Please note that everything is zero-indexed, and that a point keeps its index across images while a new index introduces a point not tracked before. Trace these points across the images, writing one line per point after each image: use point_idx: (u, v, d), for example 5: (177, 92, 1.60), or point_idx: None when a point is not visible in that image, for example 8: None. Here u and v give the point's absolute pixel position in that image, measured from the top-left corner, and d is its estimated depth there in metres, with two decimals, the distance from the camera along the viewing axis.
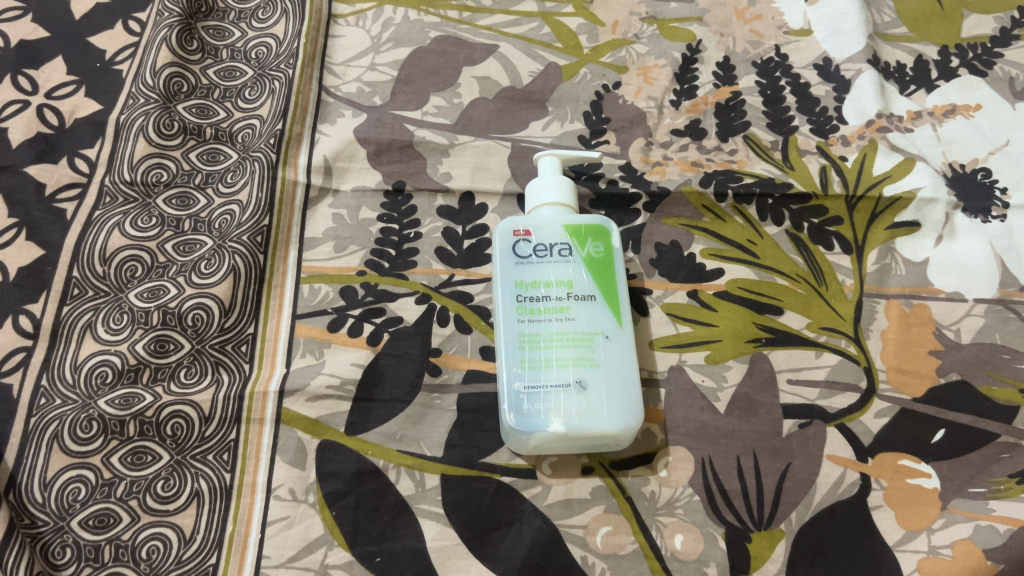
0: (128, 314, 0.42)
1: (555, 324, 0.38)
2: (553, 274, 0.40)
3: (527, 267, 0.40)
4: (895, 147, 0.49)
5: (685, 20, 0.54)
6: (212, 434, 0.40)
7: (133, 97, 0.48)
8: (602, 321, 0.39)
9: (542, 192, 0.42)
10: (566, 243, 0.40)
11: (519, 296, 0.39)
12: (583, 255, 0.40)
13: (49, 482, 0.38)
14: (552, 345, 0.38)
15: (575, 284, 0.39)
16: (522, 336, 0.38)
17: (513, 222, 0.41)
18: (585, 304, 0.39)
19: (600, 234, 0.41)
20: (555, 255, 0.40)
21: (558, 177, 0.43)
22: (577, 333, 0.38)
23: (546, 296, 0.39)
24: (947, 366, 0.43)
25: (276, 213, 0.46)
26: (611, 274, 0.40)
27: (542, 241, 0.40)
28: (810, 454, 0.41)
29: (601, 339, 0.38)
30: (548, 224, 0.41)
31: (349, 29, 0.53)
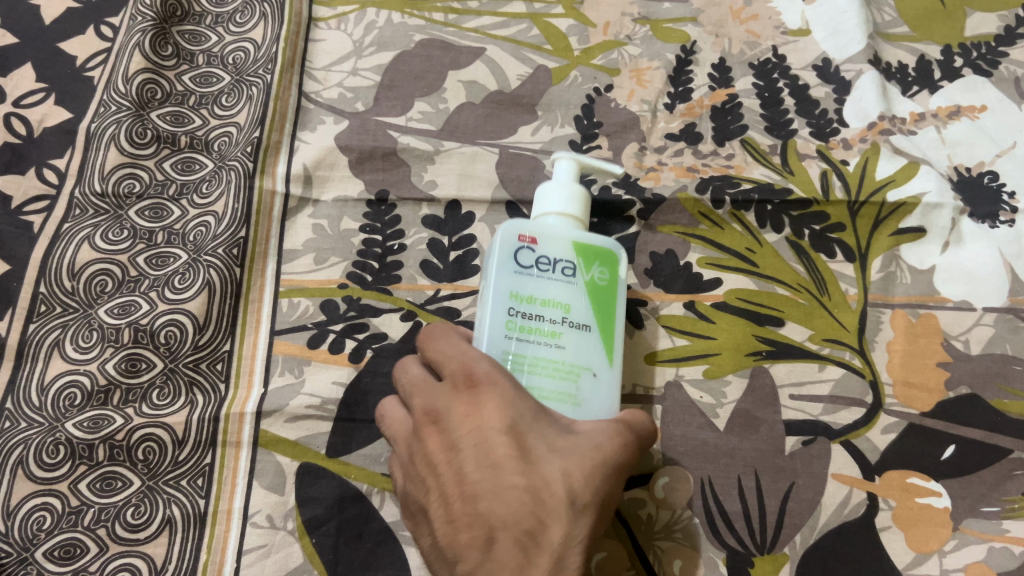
0: (97, 331, 0.40)
1: (543, 350, 0.34)
2: (553, 292, 0.34)
3: (526, 277, 0.34)
4: (898, 150, 0.47)
5: (679, 20, 0.51)
6: (186, 458, 0.38)
7: (104, 105, 0.46)
8: (593, 357, 0.34)
9: (554, 201, 0.37)
10: (573, 261, 0.35)
11: (511, 309, 0.34)
12: (587, 279, 0.35)
13: (12, 510, 0.37)
14: (538, 375, 0.33)
15: (573, 310, 0.34)
16: (505, 358, 0.33)
17: (517, 223, 0.35)
18: (579, 333, 0.34)
19: (608, 259, 0.36)
20: (558, 272, 0.35)
21: (574, 187, 0.37)
22: (566, 366, 0.34)
23: (542, 316, 0.34)
24: (956, 378, 0.42)
25: (254, 224, 0.44)
26: (612, 306, 0.35)
27: (547, 252, 0.35)
28: (814, 473, 0.40)
29: (589, 376, 0.34)
30: (554, 237, 0.35)
31: (331, 33, 0.50)
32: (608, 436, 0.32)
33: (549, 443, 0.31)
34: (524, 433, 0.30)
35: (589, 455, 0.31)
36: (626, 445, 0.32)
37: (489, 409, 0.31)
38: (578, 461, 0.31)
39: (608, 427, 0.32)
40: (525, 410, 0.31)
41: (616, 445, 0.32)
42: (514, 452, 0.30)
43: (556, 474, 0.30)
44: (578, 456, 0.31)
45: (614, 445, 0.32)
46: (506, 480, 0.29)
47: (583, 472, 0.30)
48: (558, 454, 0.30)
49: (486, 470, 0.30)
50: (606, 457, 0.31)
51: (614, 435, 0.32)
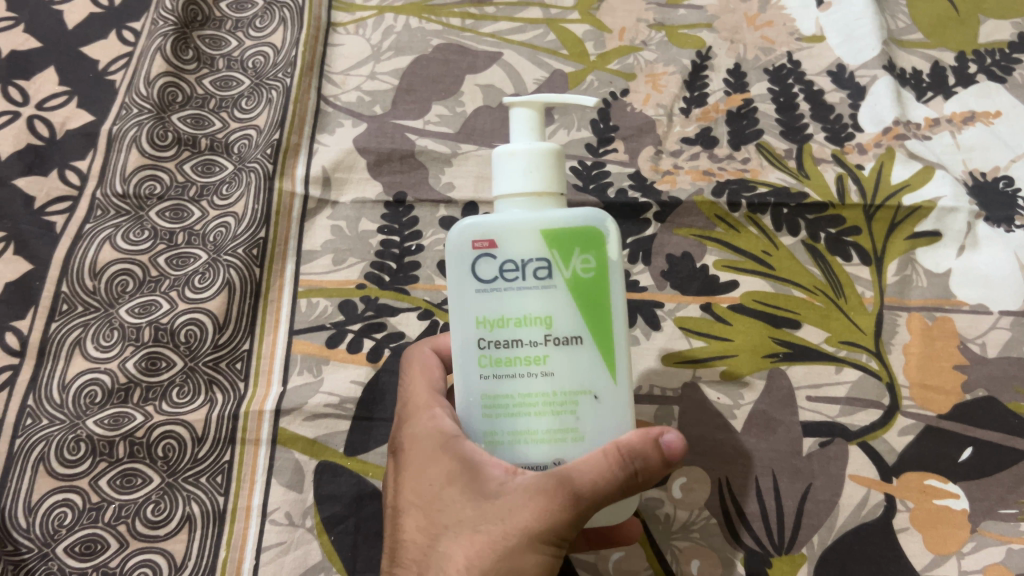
0: (118, 330, 0.41)
1: (527, 383, 0.29)
2: (526, 307, 0.28)
3: (492, 295, 0.29)
4: (913, 155, 0.47)
5: (695, 26, 0.51)
6: (205, 456, 0.39)
7: (126, 107, 0.46)
8: (591, 374, 0.29)
9: (512, 178, 0.29)
10: (545, 257, 0.28)
11: (480, 341, 0.29)
12: (566, 277, 0.28)
13: (34, 506, 0.37)
14: (525, 413, 0.29)
15: (556, 323, 0.28)
16: (486, 399, 0.29)
17: (471, 224, 0.29)
18: (566, 350, 0.28)
19: (590, 241, 0.28)
20: (530, 279, 0.28)
21: (535, 152, 0.28)
22: (556, 396, 0.29)
23: (518, 340, 0.29)
24: (973, 381, 0.42)
25: (273, 225, 0.44)
26: (607, 302, 0.28)
27: (510, 256, 0.28)
28: (832, 474, 0.40)
29: (590, 400, 0.29)
30: (518, 228, 0.28)
31: (349, 38, 0.50)
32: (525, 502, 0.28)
33: (448, 519, 0.30)
34: (429, 510, 0.31)
35: (484, 531, 0.29)
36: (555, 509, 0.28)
37: (414, 477, 0.32)
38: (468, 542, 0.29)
39: (533, 480, 0.28)
40: (435, 478, 0.31)
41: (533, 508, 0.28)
42: (419, 528, 0.31)
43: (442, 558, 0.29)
44: (474, 533, 0.29)
45: (527, 510, 0.28)
46: (406, 558, 0.31)
47: (468, 557, 0.29)
48: (451, 533, 0.29)
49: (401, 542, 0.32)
50: (512, 529, 0.28)
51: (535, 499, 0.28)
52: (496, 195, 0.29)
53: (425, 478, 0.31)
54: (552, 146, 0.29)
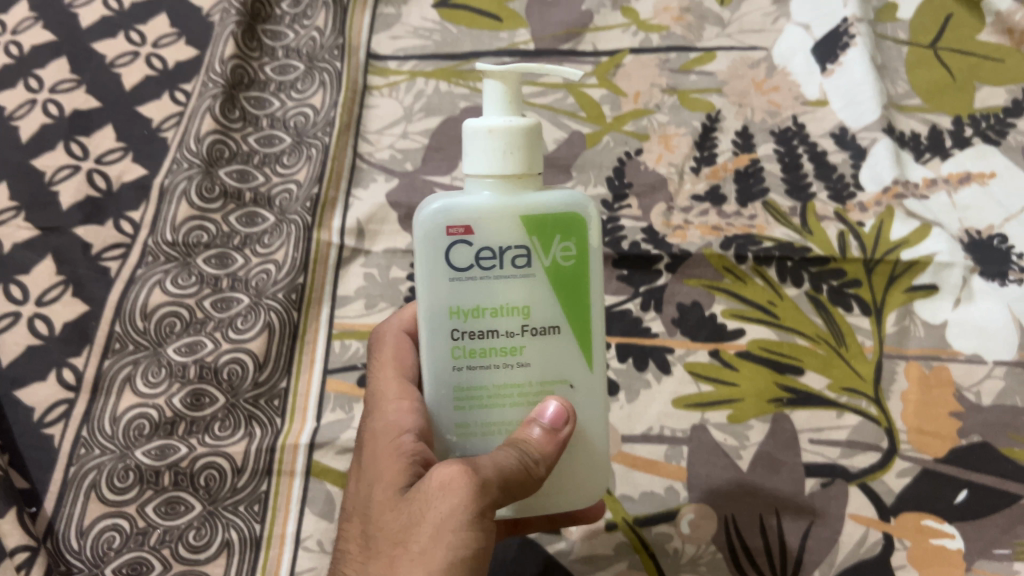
0: (166, 368, 0.44)
1: (503, 372, 0.31)
2: (504, 298, 0.30)
3: (467, 285, 0.30)
4: (911, 213, 0.49)
5: (705, 91, 0.53)
6: (244, 486, 0.42)
7: (177, 162, 0.50)
8: (566, 363, 0.31)
9: (486, 156, 0.29)
10: (523, 246, 0.30)
11: (456, 330, 0.30)
12: (545, 265, 0.30)
13: (86, 530, 0.41)
14: (500, 404, 0.31)
15: (532, 312, 0.30)
16: (459, 389, 0.31)
17: (444, 210, 0.30)
18: (542, 338, 0.31)
19: (569, 228, 0.30)
20: (507, 267, 0.30)
21: (511, 131, 0.29)
22: (532, 385, 0.31)
23: (494, 330, 0.30)
24: (968, 427, 0.44)
25: (311, 272, 0.47)
26: (582, 289, 0.31)
27: (487, 244, 0.30)
28: (832, 513, 0.43)
29: (565, 388, 0.31)
30: (496, 217, 0.30)
31: (384, 100, 0.53)
32: (438, 493, 0.29)
33: (376, 528, 0.30)
34: (369, 517, 0.31)
35: (406, 528, 0.29)
36: (463, 493, 0.29)
37: (360, 488, 0.33)
38: (392, 547, 0.29)
39: (444, 473, 0.29)
40: (374, 485, 0.32)
41: (440, 496, 0.29)
42: (360, 537, 0.31)
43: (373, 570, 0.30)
44: (398, 537, 0.29)
45: (435, 500, 0.29)
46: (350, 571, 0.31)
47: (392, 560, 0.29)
48: (378, 540, 0.30)
49: (347, 556, 0.32)
50: (428, 521, 0.29)
51: (446, 488, 0.29)
52: (469, 171, 0.30)
53: (369, 485, 0.32)
54: (527, 122, 0.29)
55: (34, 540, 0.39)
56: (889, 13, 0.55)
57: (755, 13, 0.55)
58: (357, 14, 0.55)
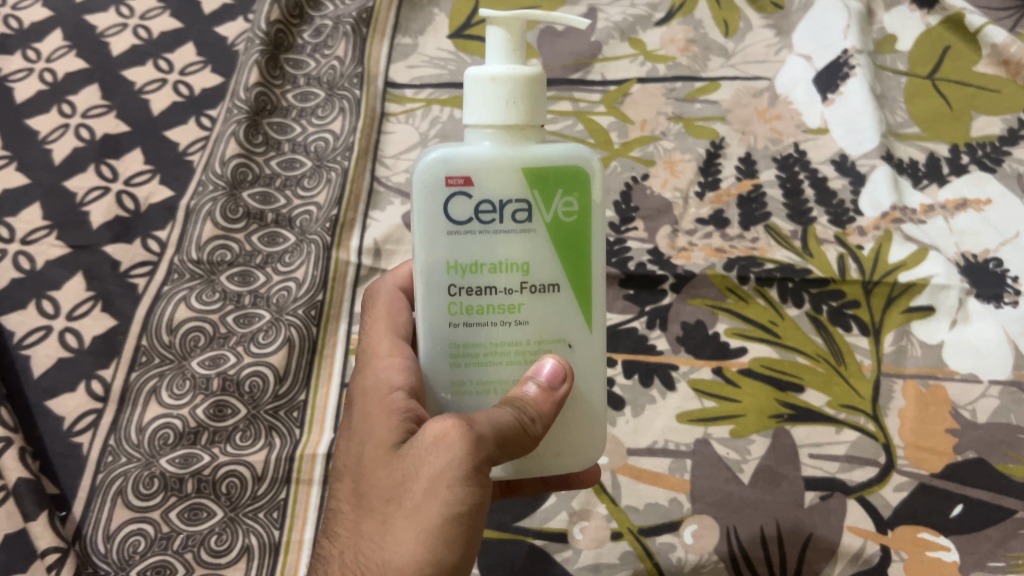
0: (190, 380, 0.46)
1: (501, 328, 0.31)
2: (503, 253, 0.31)
3: (466, 238, 0.30)
4: (909, 237, 0.51)
5: (709, 119, 0.56)
6: (264, 493, 0.43)
7: (202, 184, 0.52)
8: (564, 322, 0.32)
9: (488, 105, 0.29)
10: (524, 200, 0.30)
11: (453, 285, 0.31)
12: (545, 219, 0.31)
13: (112, 534, 0.42)
14: (497, 361, 0.31)
15: (532, 269, 0.31)
16: (456, 346, 0.31)
17: (445, 161, 0.30)
18: (541, 296, 0.31)
19: (572, 184, 0.31)
20: (507, 221, 0.30)
21: (515, 79, 0.29)
22: (530, 344, 0.31)
23: (493, 286, 0.31)
24: (964, 444, 0.45)
25: (330, 289, 0.49)
26: (582, 244, 0.31)
27: (487, 197, 0.30)
28: (832, 525, 0.44)
29: (563, 347, 0.32)
30: (497, 170, 0.30)
31: (401, 126, 0.55)
32: (431, 449, 0.29)
33: (369, 486, 0.31)
34: (361, 475, 0.31)
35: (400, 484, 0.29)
36: (456, 447, 0.29)
37: (352, 448, 0.33)
38: (386, 503, 0.30)
39: (437, 428, 0.29)
40: (367, 444, 0.32)
41: (434, 451, 0.29)
42: (352, 495, 0.32)
43: (368, 527, 0.30)
44: (392, 493, 0.30)
45: (430, 455, 0.29)
46: (343, 528, 0.32)
47: (386, 517, 0.29)
48: (372, 497, 0.30)
49: (339, 514, 0.32)
50: (422, 476, 0.29)
51: (440, 444, 0.29)
52: (470, 120, 0.30)
53: (362, 444, 0.32)
54: (530, 71, 0.29)
55: (64, 542, 0.41)
56: (888, 45, 0.57)
57: (759, 44, 0.58)
58: (375, 43, 0.58)
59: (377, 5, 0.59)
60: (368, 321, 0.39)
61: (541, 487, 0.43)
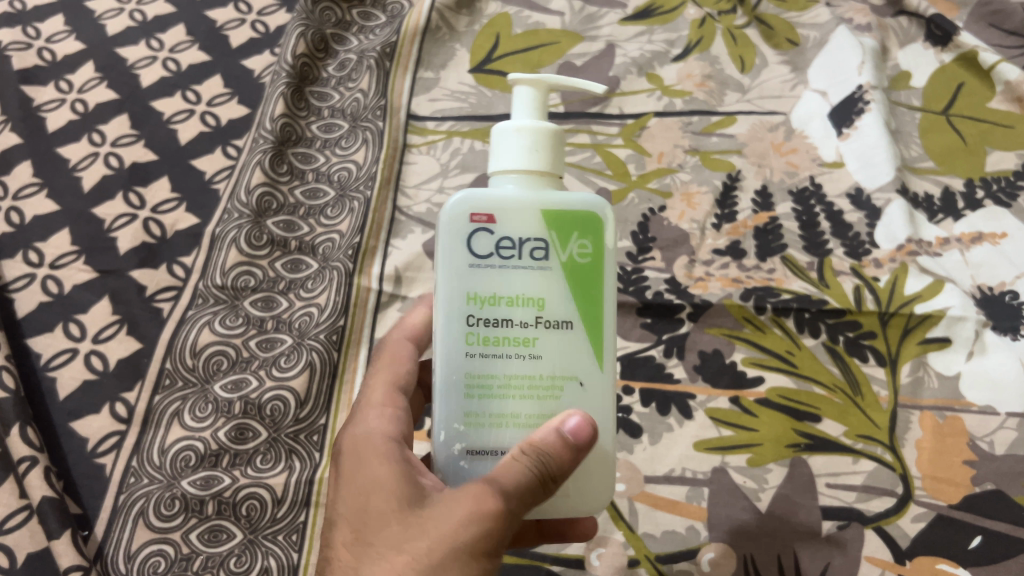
0: (212, 404, 0.46)
1: (516, 362, 0.31)
2: (521, 287, 0.31)
3: (486, 272, 0.31)
4: (925, 269, 0.51)
5: (726, 152, 0.56)
6: (283, 516, 0.44)
7: (228, 212, 0.53)
8: (579, 359, 0.31)
9: (514, 154, 0.31)
10: (543, 240, 0.31)
11: (472, 316, 0.31)
12: (562, 259, 0.31)
13: (133, 554, 0.43)
14: (510, 395, 0.31)
15: (547, 305, 0.31)
16: (470, 377, 0.31)
17: (469, 198, 0.31)
18: (556, 333, 0.31)
19: (587, 229, 0.31)
20: (525, 258, 0.31)
21: (540, 129, 0.31)
22: (544, 379, 0.31)
23: (509, 319, 0.31)
24: (982, 475, 0.45)
25: (351, 315, 0.50)
26: (597, 287, 0.31)
27: (507, 233, 0.31)
28: (849, 555, 0.44)
29: (575, 385, 0.31)
30: (518, 209, 0.31)
31: (422, 157, 0.56)
32: (459, 512, 0.28)
33: (372, 539, 0.29)
34: (360, 524, 0.29)
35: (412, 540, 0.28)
36: (488, 517, 0.28)
37: (345, 495, 0.31)
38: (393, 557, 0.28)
39: (469, 495, 0.28)
40: (369, 493, 0.30)
41: (462, 516, 0.28)
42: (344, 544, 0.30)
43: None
44: (400, 548, 0.28)
45: (455, 518, 0.28)
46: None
47: (392, 574, 0.27)
48: (376, 551, 0.28)
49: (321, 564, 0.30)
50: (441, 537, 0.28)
51: (471, 510, 0.28)
52: (495, 167, 0.32)
53: (358, 493, 0.30)
54: (553, 127, 0.31)
55: (85, 561, 0.42)
56: (903, 82, 0.59)
57: (774, 80, 0.59)
58: (398, 77, 0.60)
59: (399, 40, 0.61)
60: (378, 369, 0.38)
61: (535, 534, 0.43)
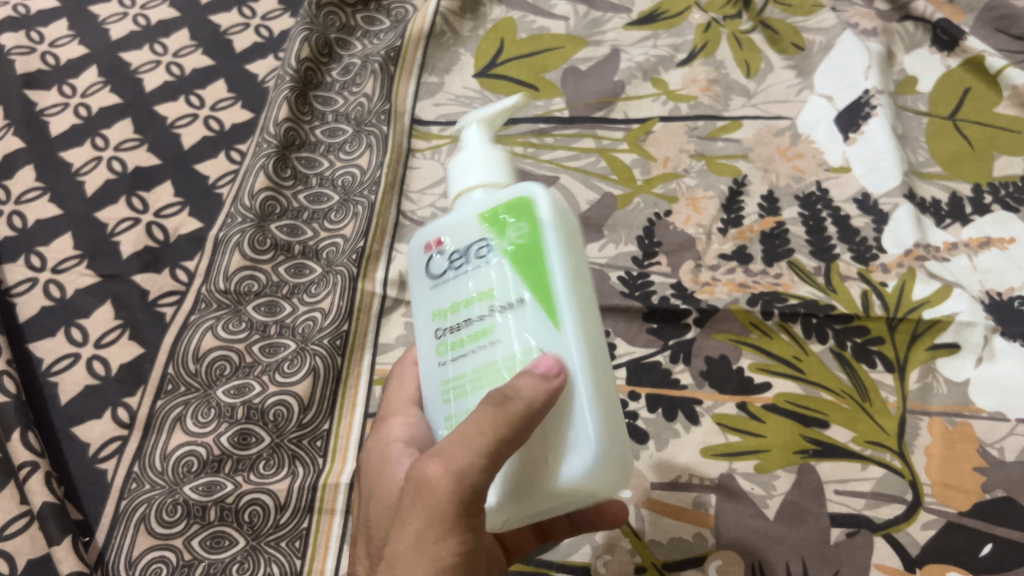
0: (215, 409, 0.46)
1: (477, 355, 0.29)
2: (472, 287, 0.30)
3: (445, 286, 0.31)
4: (933, 274, 0.50)
5: (731, 156, 0.56)
6: (286, 522, 0.43)
7: (231, 217, 0.53)
8: (538, 332, 0.28)
9: (470, 171, 0.33)
10: (483, 238, 0.30)
11: (439, 330, 0.31)
12: (502, 247, 0.30)
13: (134, 561, 0.42)
14: (480, 387, 0.29)
15: (497, 292, 0.29)
16: (446, 383, 0.30)
17: (422, 233, 0.33)
18: (510, 314, 0.29)
19: (521, 211, 0.30)
20: (473, 259, 0.30)
21: (489, 151, 0.33)
22: (504, 366, 0.28)
23: (468, 319, 0.30)
24: (992, 482, 0.43)
25: (355, 320, 0.50)
26: (543, 259, 0.29)
27: (457, 248, 0.31)
28: (858, 562, 0.42)
29: (537, 356, 0.28)
30: (464, 222, 0.31)
31: (426, 161, 0.56)
32: (423, 500, 0.27)
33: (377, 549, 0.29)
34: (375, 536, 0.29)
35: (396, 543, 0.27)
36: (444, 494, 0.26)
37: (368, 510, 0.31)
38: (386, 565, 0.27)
39: (427, 475, 0.27)
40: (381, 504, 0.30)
41: (422, 501, 0.27)
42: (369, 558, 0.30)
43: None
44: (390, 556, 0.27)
45: (419, 506, 0.27)
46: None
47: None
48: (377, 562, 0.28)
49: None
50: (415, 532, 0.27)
51: (428, 494, 0.26)
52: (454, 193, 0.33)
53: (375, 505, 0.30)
54: (502, 150, 0.33)
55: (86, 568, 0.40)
56: (909, 86, 0.58)
57: (780, 85, 0.59)
58: (402, 81, 0.60)
59: (404, 45, 0.62)
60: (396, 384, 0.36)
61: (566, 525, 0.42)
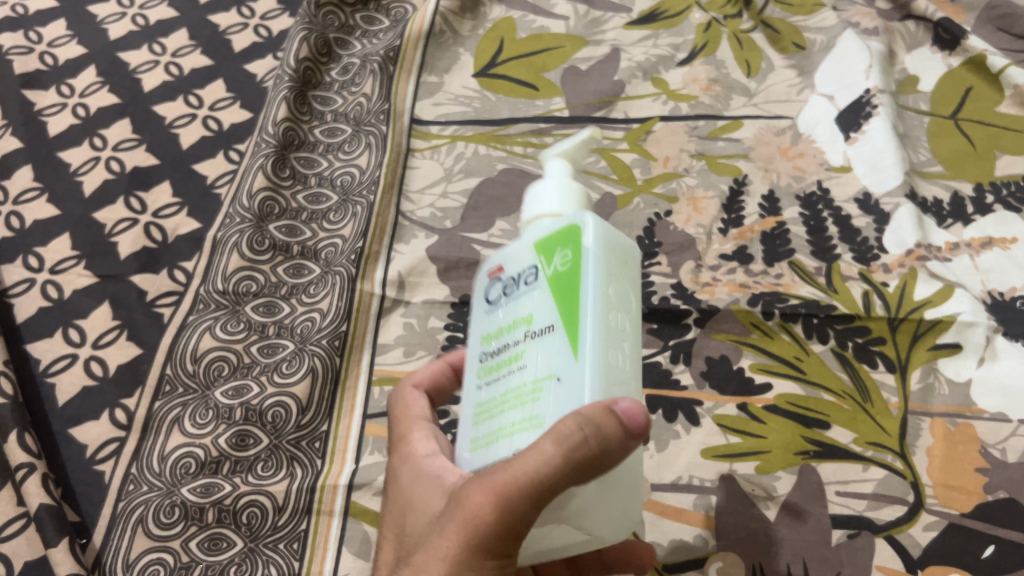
0: (213, 410, 0.46)
1: (508, 381, 0.28)
2: (516, 313, 0.29)
3: (497, 310, 0.30)
4: (935, 275, 0.50)
5: (732, 156, 0.56)
6: (284, 524, 0.43)
7: (230, 217, 0.53)
8: (558, 359, 0.27)
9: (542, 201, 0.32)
10: (533, 265, 0.29)
11: (483, 354, 0.30)
12: (546, 274, 0.29)
13: (132, 563, 0.42)
14: (502, 410, 0.28)
15: (535, 317, 0.28)
16: (479, 406, 0.30)
17: (489, 260, 0.32)
18: (539, 341, 0.28)
19: (566, 239, 0.29)
20: (521, 286, 0.29)
21: (570, 184, 0.32)
22: (527, 385, 0.28)
23: (507, 344, 0.29)
24: (994, 484, 0.43)
25: (354, 320, 0.49)
26: (576, 287, 0.28)
27: (509, 274, 0.30)
28: (859, 564, 0.42)
29: (554, 383, 0.27)
30: (519, 250, 0.31)
31: (425, 162, 0.56)
32: (464, 520, 0.26)
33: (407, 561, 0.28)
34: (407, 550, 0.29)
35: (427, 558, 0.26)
36: (492, 517, 0.25)
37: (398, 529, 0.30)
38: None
39: (478, 497, 0.25)
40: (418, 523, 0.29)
41: (464, 521, 0.26)
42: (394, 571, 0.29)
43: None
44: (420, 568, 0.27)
45: (459, 526, 0.26)
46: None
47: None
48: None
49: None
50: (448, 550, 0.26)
51: (471, 516, 0.25)
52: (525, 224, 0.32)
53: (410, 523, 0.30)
54: (584, 187, 0.33)
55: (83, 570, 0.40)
56: (910, 85, 0.58)
57: (780, 84, 0.59)
58: (401, 81, 0.60)
59: (404, 45, 0.62)
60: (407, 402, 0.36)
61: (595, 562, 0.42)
